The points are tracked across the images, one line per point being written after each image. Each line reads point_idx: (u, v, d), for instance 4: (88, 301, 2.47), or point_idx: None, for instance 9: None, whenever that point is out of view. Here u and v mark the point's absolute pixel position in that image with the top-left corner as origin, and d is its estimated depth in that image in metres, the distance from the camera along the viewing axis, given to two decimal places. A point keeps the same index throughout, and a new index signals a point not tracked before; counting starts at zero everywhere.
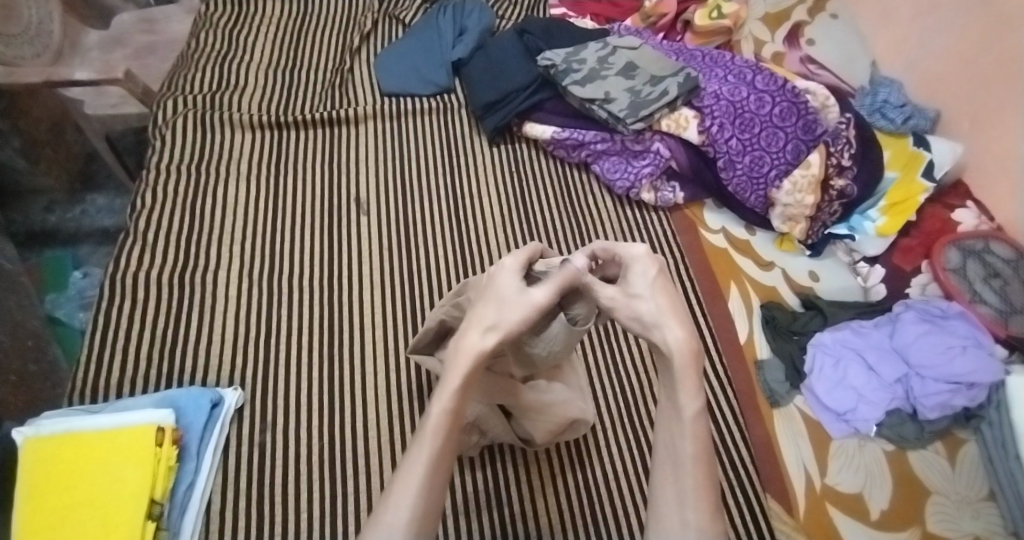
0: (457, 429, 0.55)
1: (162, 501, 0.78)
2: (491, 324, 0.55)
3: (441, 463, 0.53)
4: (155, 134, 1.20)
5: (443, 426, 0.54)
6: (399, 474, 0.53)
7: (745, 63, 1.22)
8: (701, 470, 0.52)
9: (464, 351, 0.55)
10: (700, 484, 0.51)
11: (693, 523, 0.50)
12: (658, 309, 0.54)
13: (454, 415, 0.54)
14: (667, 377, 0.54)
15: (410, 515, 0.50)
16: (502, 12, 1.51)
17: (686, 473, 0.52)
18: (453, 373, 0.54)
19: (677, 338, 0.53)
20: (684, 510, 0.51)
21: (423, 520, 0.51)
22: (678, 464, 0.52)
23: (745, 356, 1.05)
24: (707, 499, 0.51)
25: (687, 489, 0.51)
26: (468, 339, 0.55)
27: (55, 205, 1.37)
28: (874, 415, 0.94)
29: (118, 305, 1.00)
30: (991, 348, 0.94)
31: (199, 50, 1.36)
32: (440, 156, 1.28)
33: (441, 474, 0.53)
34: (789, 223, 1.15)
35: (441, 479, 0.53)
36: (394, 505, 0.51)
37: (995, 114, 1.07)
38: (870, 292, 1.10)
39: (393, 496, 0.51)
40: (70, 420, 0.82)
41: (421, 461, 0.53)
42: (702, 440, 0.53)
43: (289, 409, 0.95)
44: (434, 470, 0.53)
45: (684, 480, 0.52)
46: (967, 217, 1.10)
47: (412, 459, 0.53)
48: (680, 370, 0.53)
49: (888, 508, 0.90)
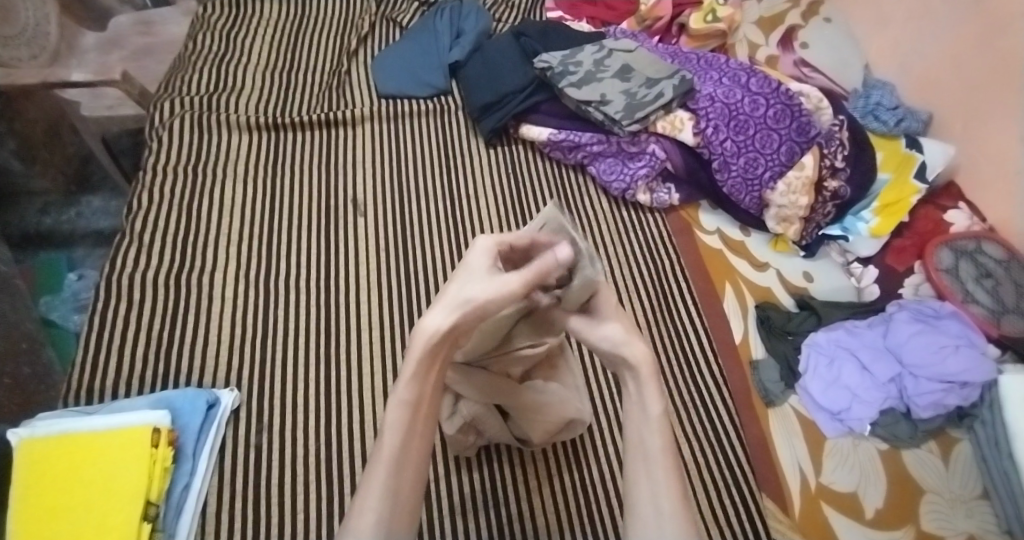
0: (423, 421, 0.54)
1: (158, 501, 0.79)
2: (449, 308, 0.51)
3: (408, 459, 0.53)
4: (152, 136, 1.20)
5: (405, 421, 0.53)
6: (367, 471, 0.53)
7: (740, 66, 1.23)
8: (669, 463, 0.54)
9: (419, 334, 0.51)
10: (668, 476, 0.53)
11: (667, 513, 0.52)
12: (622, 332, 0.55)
13: (415, 406, 0.53)
14: (627, 383, 0.56)
15: (379, 515, 0.51)
16: (499, 15, 1.52)
17: (657, 467, 0.54)
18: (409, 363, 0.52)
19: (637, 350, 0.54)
20: (659, 503, 0.52)
21: (393, 517, 0.52)
22: (649, 458, 0.54)
23: (741, 357, 1.06)
24: (678, 491, 0.53)
25: (660, 483, 0.53)
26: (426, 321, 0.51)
27: (49, 208, 1.37)
28: (869, 414, 0.95)
29: (114, 306, 1.00)
30: (984, 347, 0.95)
31: (196, 52, 1.36)
32: (437, 158, 1.28)
33: (409, 471, 0.53)
34: (782, 224, 1.16)
35: (408, 480, 0.53)
36: (362, 508, 0.51)
37: (986, 117, 1.08)
38: (864, 293, 1.11)
39: (361, 494, 0.52)
40: (65, 421, 0.82)
41: (383, 460, 0.52)
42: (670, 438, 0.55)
43: (284, 410, 0.95)
44: (402, 468, 0.52)
45: (652, 479, 0.53)
46: (960, 218, 1.11)
47: (376, 461, 0.52)
48: (646, 378, 0.54)
49: (882, 506, 0.90)
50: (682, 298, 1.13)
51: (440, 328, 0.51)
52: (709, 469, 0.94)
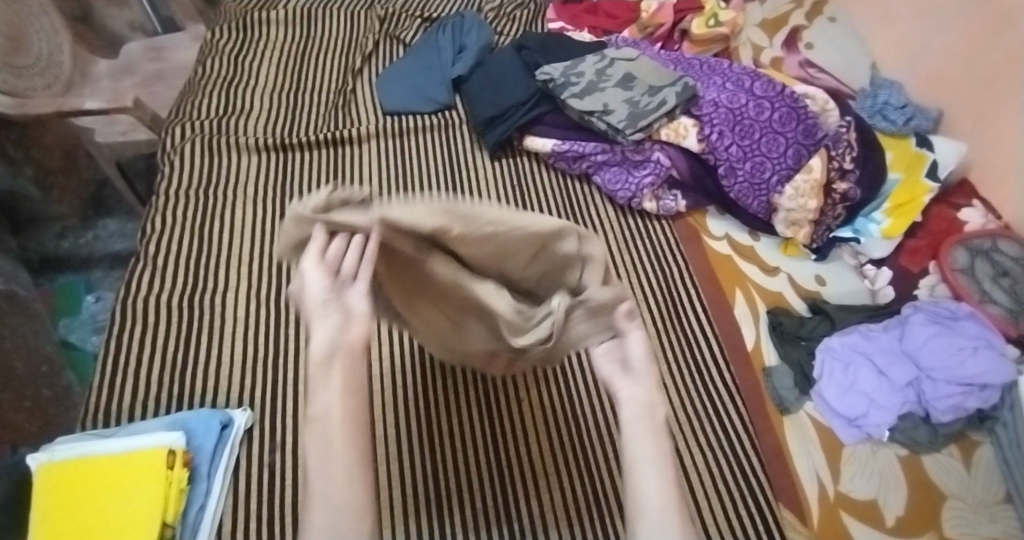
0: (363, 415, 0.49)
1: (174, 523, 0.80)
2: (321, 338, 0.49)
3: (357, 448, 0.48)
4: (164, 160, 1.22)
5: (338, 432, 0.47)
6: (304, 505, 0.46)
7: (743, 70, 1.22)
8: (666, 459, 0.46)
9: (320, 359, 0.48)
10: (668, 464, 0.46)
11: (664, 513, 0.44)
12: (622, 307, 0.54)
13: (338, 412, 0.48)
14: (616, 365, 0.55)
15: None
16: (501, 28, 1.53)
17: (664, 481, 0.46)
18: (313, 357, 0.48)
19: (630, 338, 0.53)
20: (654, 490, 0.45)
21: (347, 522, 0.45)
22: (642, 454, 0.47)
23: (754, 363, 1.05)
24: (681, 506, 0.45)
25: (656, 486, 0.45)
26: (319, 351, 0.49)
27: (66, 232, 1.40)
28: (887, 420, 0.93)
29: (130, 329, 1.01)
30: (1003, 348, 0.93)
31: (205, 77, 1.39)
32: (443, 173, 1.29)
33: (358, 466, 0.47)
34: (793, 228, 1.15)
35: (344, 484, 0.46)
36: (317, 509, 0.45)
37: (997, 111, 1.06)
38: (878, 296, 1.09)
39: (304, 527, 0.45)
40: (84, 445, 0.83)
41: (320, 479, 0.46)
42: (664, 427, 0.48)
43: (297, 426, 0.96)
44: (335, 469, 0.46)
45: (655, 487, 0.45)
46: (974, 217, 1.09)
47: (321, 478, 0.46)
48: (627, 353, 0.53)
49: (903, 514, 0.89)
50: (691, 304, 1.12)
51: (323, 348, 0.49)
52: (716, 480, 0.93)
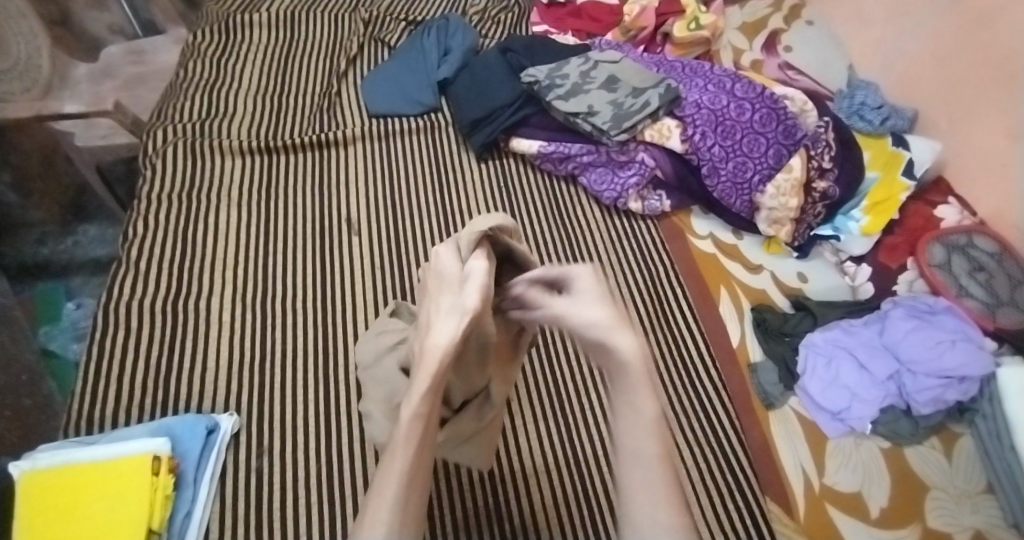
0: (432, 430, 0.49)
1: (160, 530, 0.79)
2: (453, 311, 0.50)
3: (421, 465, 0.47)
4: (146, 164, 1.21)
5: (415, 434, 0.47)
6: (372, 484, 0.46)
7: (724, 72, 1.25)
8: (666, 467, 0.42)
9: (431, 349, 0.48)
10: (666, 479, 0.42)
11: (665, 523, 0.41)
12: (604, 318, 0.46)
13: (426, 419, 0.48)
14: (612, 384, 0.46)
15: (389, 529, 0.43)
16: (485, 31, 1.54)
17: (654, 471, 0.42)
18: (422, 374, 0.47)
19: (627, 346, 0.44)
20: (655, 510, 0.41)
21: (404, 529, 0.44)
22: (640, 461, 0.42)
23: (739, 360, 1.06)
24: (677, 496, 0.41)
25: (656, 486, 0.41)
26: (436, 331, 0.49)
27: (46, 237, 1.38)
28: (869, 413, 0.95)
29: (113, 335, 1.00)
30: (980, 341, 0.95)
31: (188, 80, 1.38)
32: (429, 175, 1.29)
33: (419, 481, 0.47)
34: (774, 226, 1.16)
35: (418, 492, 0.46)
36: (371, 522, 0.43)
37: (971, 111, 1.09)
38: (858, 291, 1.12)
39: (370, 503, 0.45)
40: (66, 452, 0.82)
41: (393, 473, 0.46)
42: (665, 440, 0.43)
43: (285, 430, 0.95)
44: (412, 480, 0.46)
45: (642, 477, 0.42)
46: (950, 213, 1.12)
47: (389, 468, 0.46)
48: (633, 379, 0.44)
49: (887, 505, 0.90)
50: (677, 303, 1.13)
51: (448, 339, 0.48)
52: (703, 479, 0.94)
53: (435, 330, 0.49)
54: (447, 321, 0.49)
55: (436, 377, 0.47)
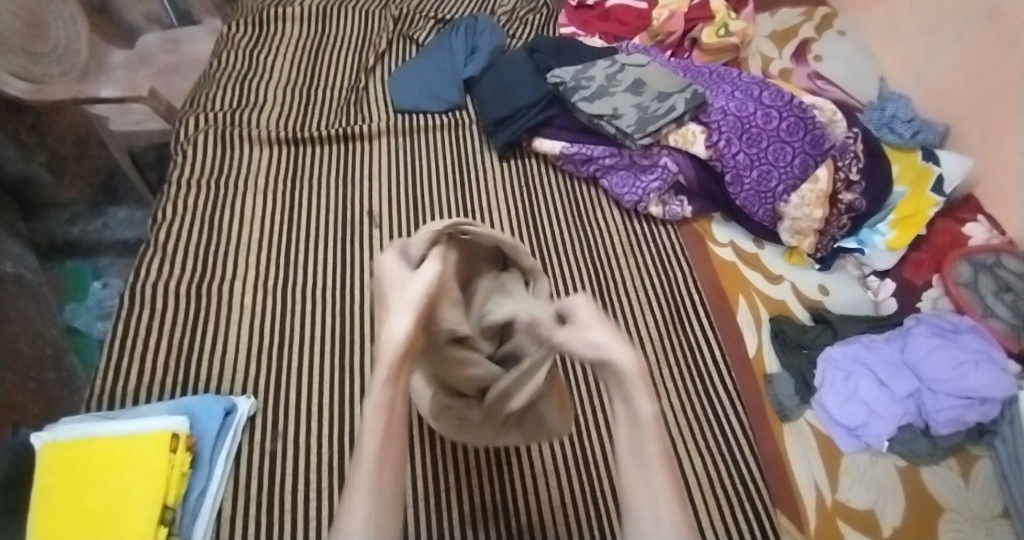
0: (399, 422, 0.55)
1: (175, 506, 0.80)
2: (404, 307, 0.53)
3: (390, 447, 0.53)
4: (177, 149, 1.24)
5: (380, 424, 0.53)
6: (349, 481, 0.53)
7: (751, 79, 1.23)
8: (665, 468, 0.53)
9: (388, 343, 0.53)
10: (664, 482, 0.53)
11: (668, 524, 0.52)
12: (610, 335, 0.53)
13: (390, 409, 0.54)
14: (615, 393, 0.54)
15: (368, 520, 0.51)
16: (513, 31, 1.55)
17: (658, 469, 0.53)
18: (381, 365, 0.53)
19: (627, 358, 0.53)
20: (658, 510, 0.52)
21: (381, 518, 0.52)
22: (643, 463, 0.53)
23: (756, 371, 1.05)
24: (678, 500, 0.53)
25: (658, 489, 0.53)
26: (391, 328, 0.53)
27: (77, 218, 1.41)
28: (887, 431, 0.93)
29: (136, 315, 1.02)
30: (1004, 363, 0.93)
31: (220, 70, 1.40)
32: (452, 172, 1.30)
33: (391, 467, 0.53)
34: (797, 237, 1.15)
35: (390, 477, 0.53)
36: (349, 507, 0.51)
37: (1003, 127, 1.07)
38: (881, 307, 1.10)
39: (349, 499, 0.52)
40: (88, 426, 0.84)
41: (367, 466, 0.52)
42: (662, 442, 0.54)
43: (300, 415, 0.96)
44: (382, 467, 0.52)
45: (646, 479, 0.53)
46: (979, 231, 1.09)
47: (361, 460, 0.52)
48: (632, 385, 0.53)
49: (901, 524, 0.89)
50: (695, 310, 1.12)
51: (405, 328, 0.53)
52: (713, 486, 0.93)
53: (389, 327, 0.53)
54: (398, 316, 0.53)
55: (393, 364, 0.53)
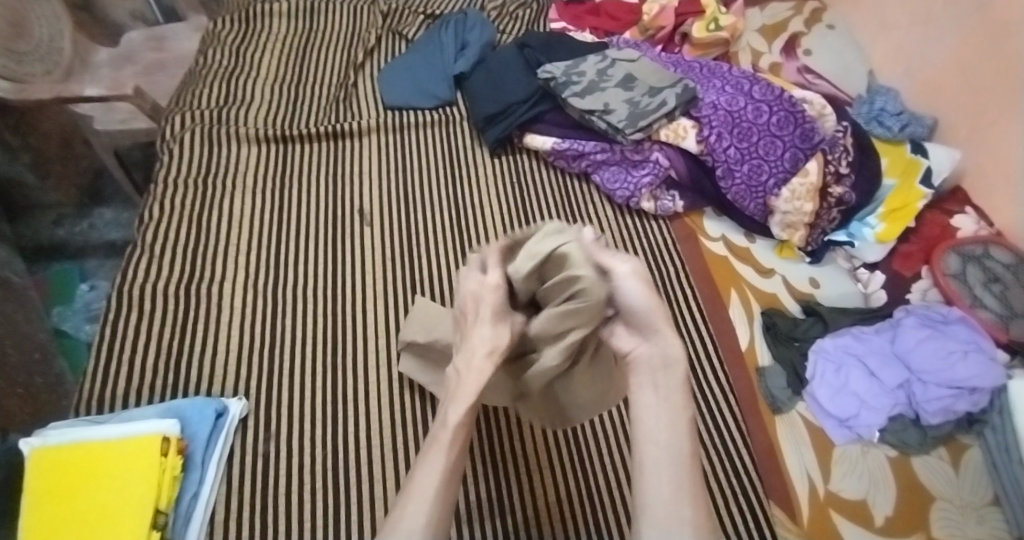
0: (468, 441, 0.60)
1: (167, 510, 0.80)
2: (493, 347, 0.60)
3: (457, 465, 0.59)
4: (164, 149, 1.22)
5: (457, 439, 0.59)
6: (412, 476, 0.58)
7: (742, 73, 1.23)
8: (691, 468, 0.56)
9: (474, 371, 0.59)
10: (689, 476, 0.55)
11: (690, 520, 0.53)
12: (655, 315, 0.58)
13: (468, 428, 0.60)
14: (651, 380, 0.59)
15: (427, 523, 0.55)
16: (503, 26, 1.54)
17: (680, 468, 0.55)
18: (466, 389, 0.59)
19: (670, 345, 0.58)
20: (683, 508, 0.54)
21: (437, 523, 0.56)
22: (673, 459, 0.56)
23: (747, 363, 1.05)
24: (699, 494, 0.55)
25: (683, 485, 0.55)
26: (476, 358, 0.60)
27: (62, 219, 1.40)
28: (877, 421, 0.94)
29: (125, 318, 1.01)
30: (992, 352, 0.94)
31: (207, 67, 1.39)
32: (443, 168, 1.30)
33: (452, 482, 0.58)
34: (788, 230, 1.16)
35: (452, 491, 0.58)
36: (413, 507, 0.55)
37: (991, 119, 1.08)
38: (870, 299, 1.11)
39: (409, 496, 0.56)
40: (77, 430, 0.83)
41: (432, 472, 0.57)
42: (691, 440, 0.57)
43: (292, 416, 0.96)
44: (450, 476, 0.58)
45: (667, 474, 0.55)
46: (967, 223, 1.10)
47: (427, 468, 0.57)
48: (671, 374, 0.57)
49: (892, 514, 0.90)
50: (688, 304, 1.13)
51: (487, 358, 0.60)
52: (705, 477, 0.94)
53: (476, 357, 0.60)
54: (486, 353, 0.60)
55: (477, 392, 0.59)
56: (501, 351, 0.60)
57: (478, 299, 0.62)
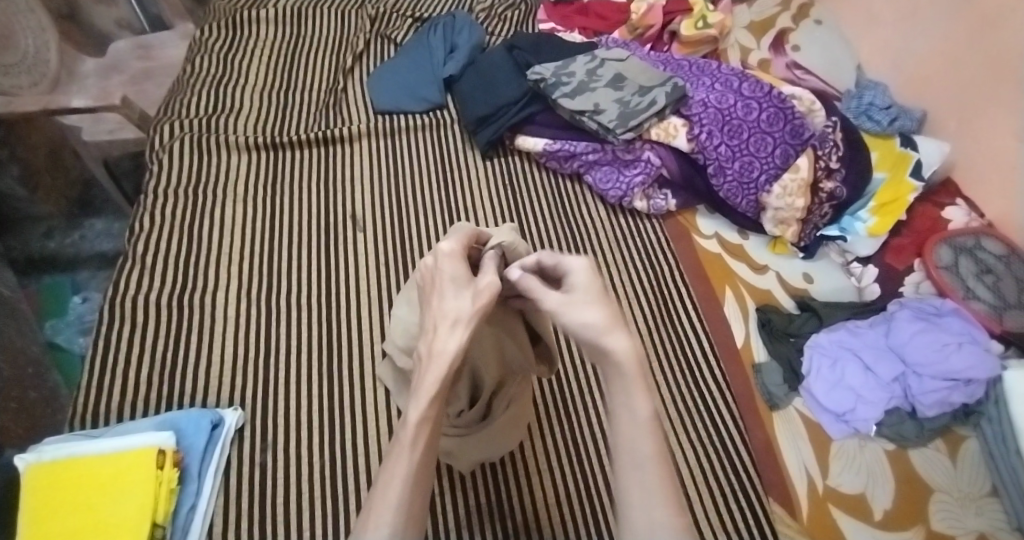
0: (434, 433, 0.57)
1: (164, 523, 0.79)
2: (455, 321, 0.55)
3: (425, 458, 0.56)
4: (152, 159, 1.21)
5: (421, 436, 0.55)
6: (380, 479, 0.55)
7: (731, 71, 1.24)
8: (662, 468, 0.51)
9: (436, 359, 0.54)
10: (661, 479, 0.51)
11: (663, 523, 0.49)
12: (603, 318, 0.51)
13: (434, 420, 0.56)
14: (610, 384, 0.52)
15: (392, 529, 0.52)
16: (492, 28, 1.54)
17: (648, 469, 0.51)
18: (427, 381, 0.55)
19: (623, 346, 0.51)
20: (653, 510, 0.50)
21: (407, 521, 0.53)
22: (639, 461, 0.51)
23: (744, 361, 1.06)
24: (672, 496, 0.51)
25: (652, 489, 0.50)
26: (440, 343, 0.55)
27: (53, 231, 1.38)
28: (874, 415, 0.94)
29: (118, 329, 1.00)
30: (987, 343, 0.95)
31: (195, 75, 1.38)
32: (434, 172, 1.29)
33: (421, 479, 0.55)
34: (780, 226, 1.17)
35: (421, 489, 0.55)
36: (377, 518, 0.52)
37: (981, 111, 1.08)
38: (864, 293, 1.11)
39: (376, 500, 0.53)
40: (71, 445, 0.82)
41: (399, 473, 0.54)
42: (659, 440, 0.52)
43: (289, 425, 0.95)
44: (415, 479, 0.54)
45: (640, 477, 0.51)
46: (958, 215, 1.11)
47: (393, 467, 0.54)
48: (630, 377, 0.51)
49: (891, 508, 0.90)
50: (683, 303, 1.12)
51: (453, 341, 0.54)
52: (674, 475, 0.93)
53: (441, 339, 0.55)
54: (450, 327, 0.55)
55: (440, 379, 0.54)
56: (465, 323, 0.55)
57: (433, 268, 0.59)
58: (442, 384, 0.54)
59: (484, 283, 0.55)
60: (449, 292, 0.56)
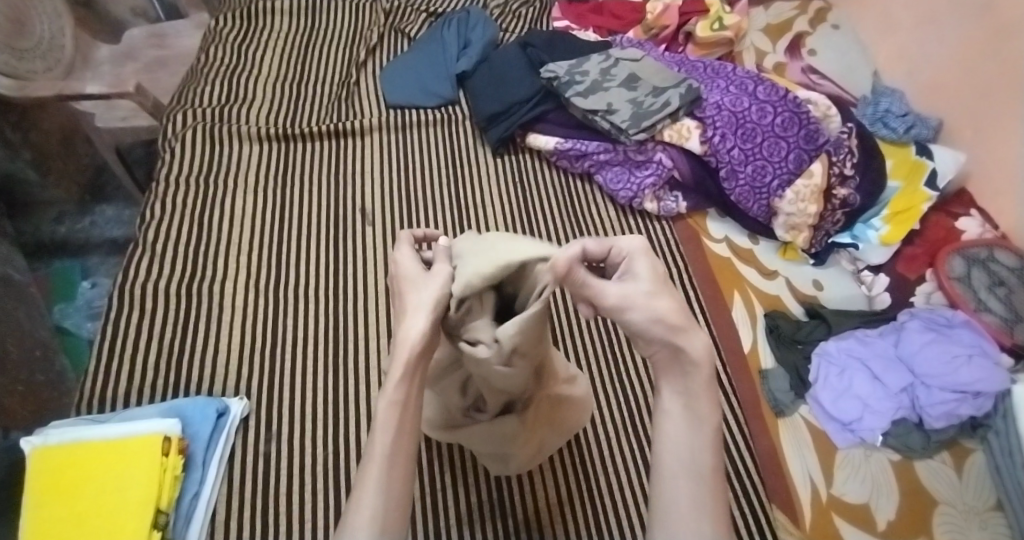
0: (410, 420, 0.57)
1: (168, 509, 0.79)
2: (418, 309, 0.55)
3: (402, 442, 0.56)
4: (164, 147, 1.22)
5: (393, 419, 0.55)
6: (360, 474, 0.54)
7: (747, 74, 1.23)
8: (714, 480, 0.52)
9: (401, 344, 0.55)
10: (707, 490, 0.52)
11: (708, 531, 0.50)
12: (669, 313, 0.53)
13: (404, 406, 0.56)
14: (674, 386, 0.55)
15: (373, 513, 0.52)
16: (506, 25, 1.53)
17: (698, 478, 0.52)
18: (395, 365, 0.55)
19: (698, 349, 0.53)
20: (701, 523, 0.51)
21: (386, 517, 0.53)
22: (694, 471, 0.52)
23: (751, 367, 1.04)
24: (718, 508, 0.51)
25: (702, 500, 0.51)
26: (406, 329, 0.55)
27: (64, 216, 1.39)
28: (881, 425, 0.94)
29: (127, 316, 1.01)
30: (997, 357, 0.93)
31: (208, 65, 1.38)
32: (444, 167, 1.29)
33: (400, 466, 0.55)
34: (792, 232, 1.15)
35: (398, 478, 0.55)
36: (356, 509, 0.52)
37: (998, 120, 1.07)
38: (874, 302, 1.11)
39: (357, 491, 0.54)
40: (78, 429, 0.83)
41: (376, 461, 0.54)
42: (714, 451, 0.53)
43: (293, 417, 0.95)
44: (392, 463, 0.54)
45: (686, 484, 0.52)
46: (972, 226, 1.09)
47: (372, 455, 0.54)
48: (699, 381, 0.53)
49: (895, 518, 0.89)
50: (691, 307, 1.13)
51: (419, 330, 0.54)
52: None
53: (407, 324, 0.55)
54: (415, 316, 0.55)
55: (409, 363, 0.55)
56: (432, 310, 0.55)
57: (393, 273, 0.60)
58: (409, 367, 0.55)
59: (438, 273, 0.56)
60: (410, 287, 0.57)
